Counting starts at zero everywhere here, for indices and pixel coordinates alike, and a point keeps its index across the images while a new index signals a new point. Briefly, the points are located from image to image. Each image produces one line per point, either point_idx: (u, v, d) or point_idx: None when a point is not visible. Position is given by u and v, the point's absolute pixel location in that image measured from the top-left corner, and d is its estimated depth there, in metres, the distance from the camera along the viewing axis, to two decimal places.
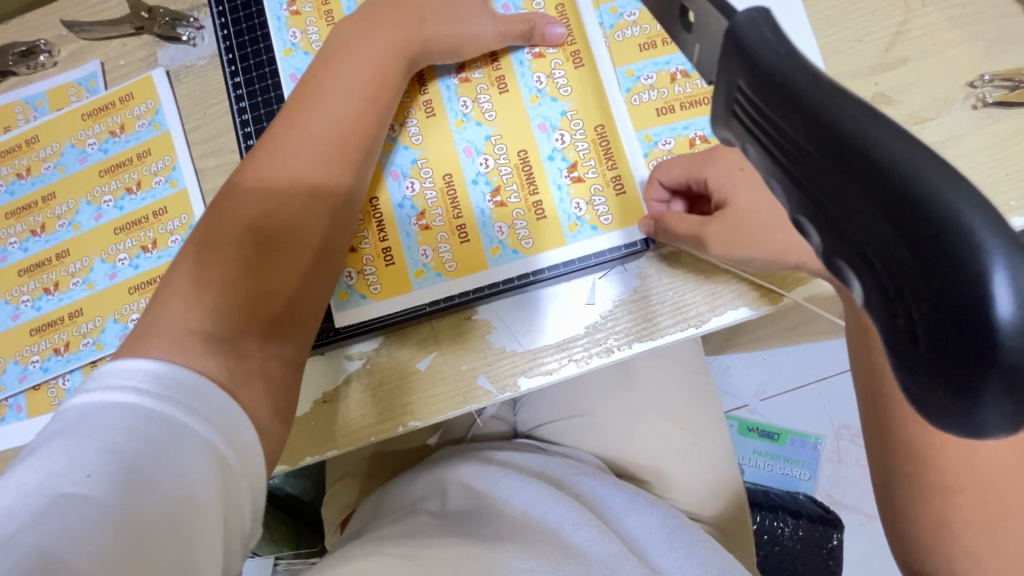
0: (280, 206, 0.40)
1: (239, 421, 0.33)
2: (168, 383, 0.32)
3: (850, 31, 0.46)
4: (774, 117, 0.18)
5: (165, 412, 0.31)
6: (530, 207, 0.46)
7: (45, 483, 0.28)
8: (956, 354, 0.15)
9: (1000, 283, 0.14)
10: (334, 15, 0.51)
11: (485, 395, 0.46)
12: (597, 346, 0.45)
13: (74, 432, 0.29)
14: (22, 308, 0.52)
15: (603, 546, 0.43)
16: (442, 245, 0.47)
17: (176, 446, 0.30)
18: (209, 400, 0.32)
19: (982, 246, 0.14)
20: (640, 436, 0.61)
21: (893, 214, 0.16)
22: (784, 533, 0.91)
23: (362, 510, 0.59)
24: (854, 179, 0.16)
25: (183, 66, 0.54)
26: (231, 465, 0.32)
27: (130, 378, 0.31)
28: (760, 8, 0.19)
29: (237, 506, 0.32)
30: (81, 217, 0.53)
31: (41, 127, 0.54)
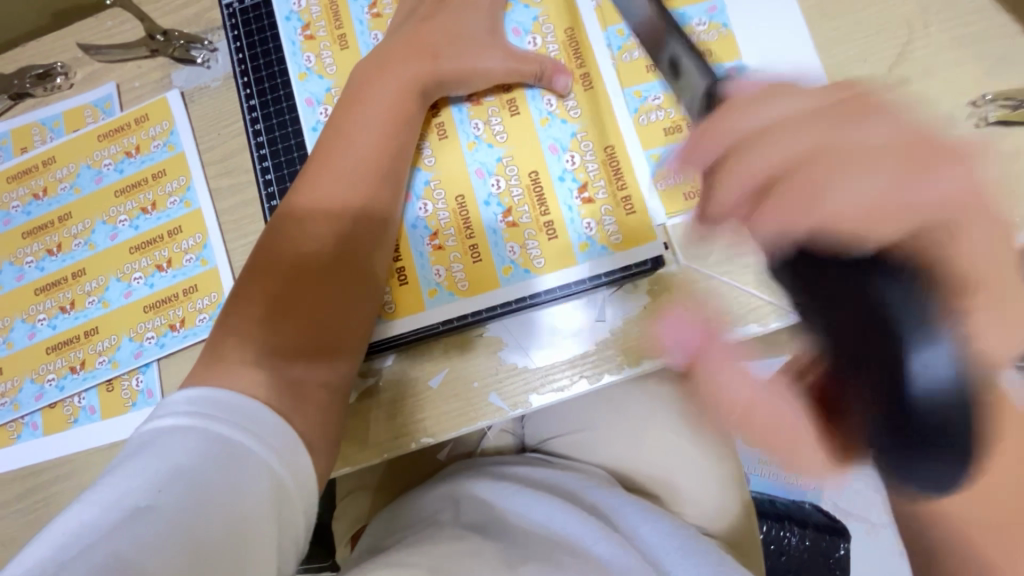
0: (314, 240, 0.44)
1: (291, 440, 0.36)
2: (227, 408, 0.35)
3: (853, 51, 0.47)
4: (822, 297, 0.29)
5: (227, 434, 0.34)
6: (541, 227, 0.47)
7: (124, 499, 0.31)
8: (935, 439, 0.25)
9: (930, 365, 0.25)
10: (347, 39, 0.53)
11: (497, 411, 0.46)
12: (607, 362, 0.46)
13: (148, 453, 0.33)
14: (38, 326, 0.53)
15: (623, 558, 0.45)
16: (455, 265, 0.48)
17: (238, 464, 0.33)
18: (263, 423, 0.36)
19: (916, 354, 0.26)
20: (649, 449, 0.62)
21: (882, 338, 0.27)
22: (791, 542, 0.95)
23: (372, 526, 0.59)
24: (860, 327, 0.28)
25: (196, 87, 0.55)
26: (284, 481, 0.35)
27: (193, 405, 0.35)
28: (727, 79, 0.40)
29: (291, 520, 0.35)
30: (97, 237, 0.53)
31: (58, 148, 0.55)
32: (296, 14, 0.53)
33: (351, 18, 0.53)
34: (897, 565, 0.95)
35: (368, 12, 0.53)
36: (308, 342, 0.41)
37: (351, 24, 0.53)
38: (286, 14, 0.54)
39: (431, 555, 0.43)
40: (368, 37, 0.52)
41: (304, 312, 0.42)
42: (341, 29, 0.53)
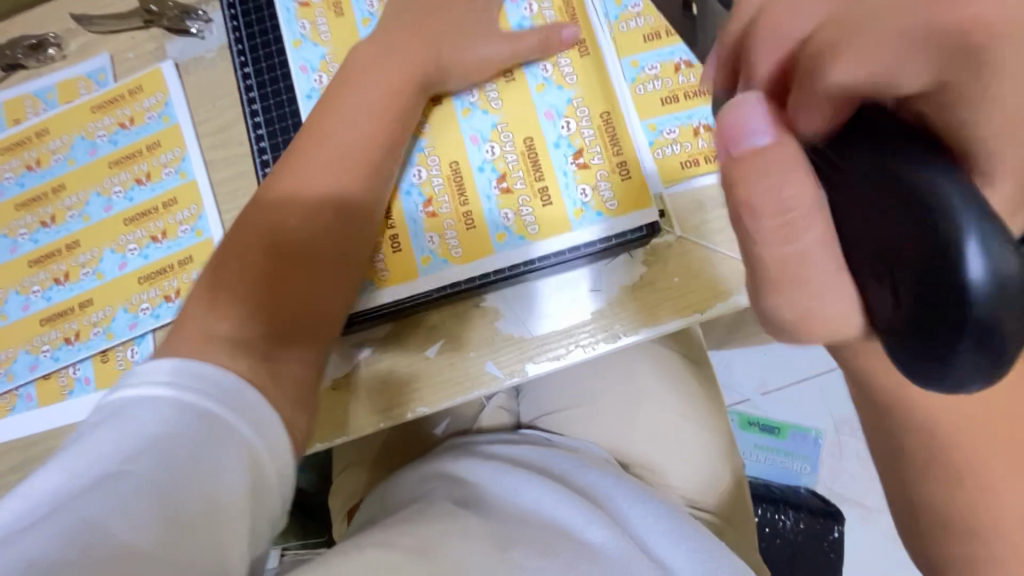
0: (302, 219, 0.44)
1: (266, 413, 0.37)
2: (202, 379, 0.36)
3: None
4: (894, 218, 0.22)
5: (203, 404, 0.35)
6: (534, 194, 0.47)
7: (94, 464, 0.31)
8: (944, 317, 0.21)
9: (974, 253, 0.20)
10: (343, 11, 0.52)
11: (492, 379, 0.46)
12: (603, 331, 0.46)
13: (118, 421, 0.33)
14: (32, 298, 0.53)
15: (613, 542, 0.44)
16: (448, 232, 0.47)
17: (213, 433, 0.34)
18: (238, 395, 0.36)
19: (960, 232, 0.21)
20: (642, 423, 0.62)
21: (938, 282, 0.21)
22: (785, 525, 0.95)
23: (368, 503, 0.60)
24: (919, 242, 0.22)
25: (191, 59, 0.54)
26: (258, 452, 0.35)
27: (166, 376, 0.35)
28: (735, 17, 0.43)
29: (265, 492, 0.35)
30: (91, 209, 0.53)
31: (51, 120, 0.55)
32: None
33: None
34: (889, 548, 0.96)
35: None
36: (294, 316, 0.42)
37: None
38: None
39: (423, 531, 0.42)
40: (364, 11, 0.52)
41: (299, 295, 0.43)
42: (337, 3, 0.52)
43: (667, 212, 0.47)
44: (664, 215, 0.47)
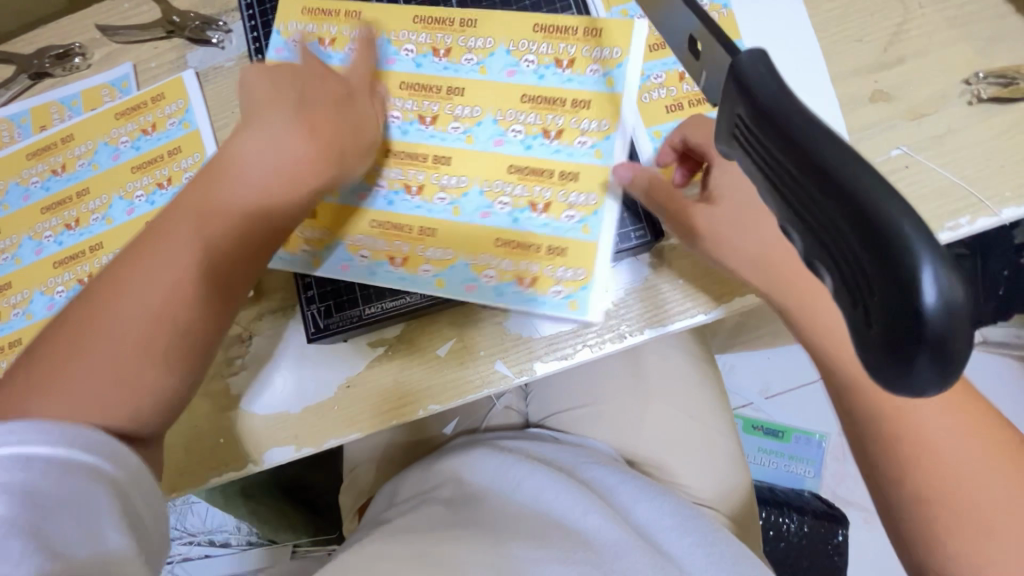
0: (245, 232, 0.41)
1: (124, 451, 0.34)
2: (44, 433, 0.31)
3: (849, 32, 0.48)
4: (784, 162, 0.19)
5: (49, 460, 0.31)
6: (566, 181, 0.48)
7: None
8: (904, 316, 0.16)
9: (930, 274, 0.15)
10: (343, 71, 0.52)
11: (501, 378, 0.48)
12: (610, 331, 0.47)
13: None
14: (56, 298, 0.54)
15: (612, 533, 0.45)
16: (569, 204, 0.47)
17: (76, 483, 0.31)
18: (91, 440, 0.33)
19: (913, 245, 0.16)
20: (648, 422, 0.64)
21: (869, 246, 0.16)
22: (789, 528, 0.95)
23: (378, 500, 0.61)
24: (832, 201, 0.17)
25: (211, 67, 0.56)
26: (125, 486, 0.33)
27: (12, 438, 0.30)
28: (760, 50, 0.21)
29: (142, 526, 0.34)
30: (115, 212, 0.55)
31: (76, 126, 0.57)
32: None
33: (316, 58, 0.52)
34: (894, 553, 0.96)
35: (319, 41, 0.53)
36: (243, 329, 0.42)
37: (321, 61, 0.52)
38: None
39: (422, 540, 0.44)
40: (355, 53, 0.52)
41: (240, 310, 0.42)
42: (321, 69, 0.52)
43: None
44: None
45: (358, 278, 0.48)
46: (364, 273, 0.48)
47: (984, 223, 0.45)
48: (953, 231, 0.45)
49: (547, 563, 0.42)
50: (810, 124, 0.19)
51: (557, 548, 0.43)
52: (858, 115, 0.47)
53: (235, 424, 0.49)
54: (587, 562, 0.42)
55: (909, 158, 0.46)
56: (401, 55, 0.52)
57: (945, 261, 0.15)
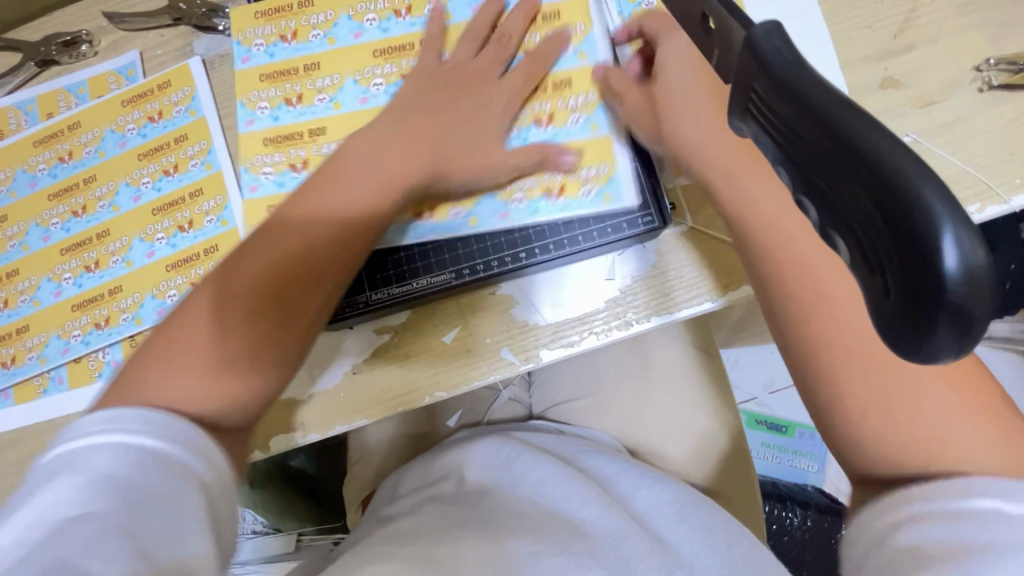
0: (301, 230, 0.41)
1: (209, 449, 0.33)
2: (143, 422, 0.31)
3: (859, 18, 0.48)
4: (798, 136, 0.19)
5: (148, 447, 0.31)
6: (561, 90, 0.48)
7: (45, 517, 0.28)
8: (921, 281, 0.16)
9: (948, 238, 0.15)
10: (318, 64, 0.51)
11: (507, 365, 0.48)
12: (616, 319, 0.47)
13: (64, 473, 0.29)
14: (64, 285, 0.55)
15: (610, 521, 0.45)
16: (578, 99, 0.47)
17: (163, 468, 0.30)
18: (184, 436, 0.32)
19: (930, 209, 0.15)
20: (653, 413, 0.64)
21: (885, 214, 0.16)
22: (791, 522, 0.98)
23: (379, 494, 0.62)
24: (847, 171, 0.17)
25: (217, 55, 0.56)
26: (210, 483, 0.32)
27: (105, 424, 0.31)
28: (775, 22, 0.21)
29: (223, 528, 0.32)
30: (121, 199, 0.55)
31: (82, 113, 0.57)
32: (244, 102, 0.52)
33: (284, 59, 0.52)
34: None
35: (281, 39, 0.52)
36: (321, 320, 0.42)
37: (289, 60, 0.52)
38: (245, 116, 0.52)
39: (420, 543, 0.44)
40: (323, 42, 0.52)
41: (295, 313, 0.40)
42: (296, 67, 0.51)
43: (679, 205, 0.48)
44: (676, 206, 0.48)
45: (394, 244, 0.47)
46: (399, 238, 0.47)
47: (993, 211, 0.44)
48: None
49: (549, 554, 0.41)
50: (826, 92, 0.18)
51: (553, 540, 0.42)
52: (866, 102, 0.47)
53: (291, 413, 0.49)
54: (584, 553, 0.41)
55: (918, 145, 0.46)
56: (366, 26, 0.51)
57: (966, 224, 0.15)
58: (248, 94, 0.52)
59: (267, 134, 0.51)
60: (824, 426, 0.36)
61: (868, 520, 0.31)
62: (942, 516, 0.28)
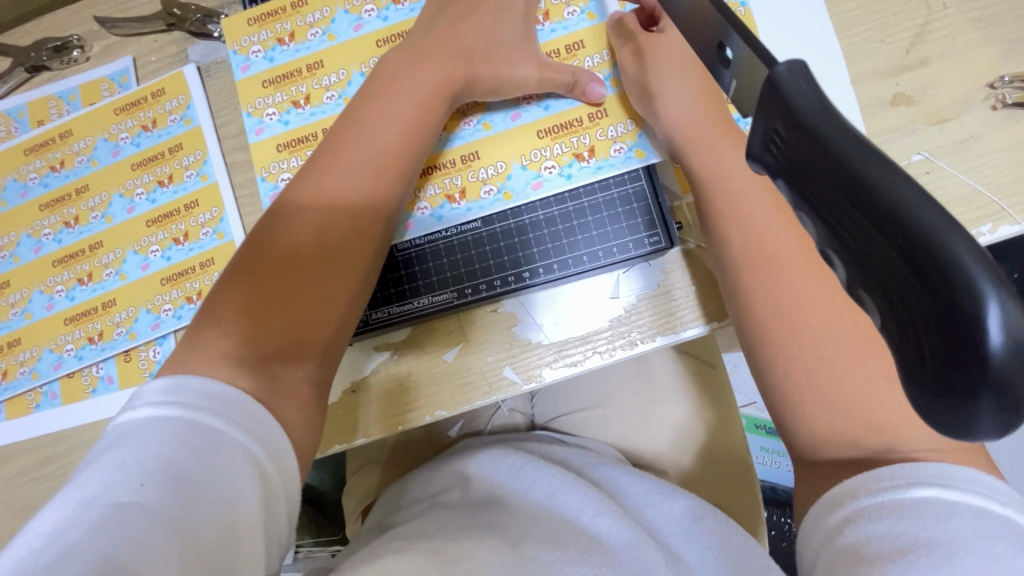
0: (311, 223, 0.40)
1: (268, 423, 0.35)
2: (202, 396, 0.33)
3: (872, 31, 0.47)
4: (825, 184, 0.18)
5: (204, 421, 0.32)
6: (575, 52, 0.48)
7: (103, 493, 0.29)
8: (958, 352, 0.15)
9: (992, 312, 0.14)
10: (321, 61, 0.50)
11: (510, 385, 0.47)
12: (621, 339, 0.46)
13: (124, 446, 0.31)
14: (56, 298, 0.53)
15: (623, 533, 0.44)
16: (590, 62, 0.48)
17: (217, 447, 0.32)
18: (244, 410, 0.34)
19: (973, 280, 0.15)
20: (656, 427, 0.63)
21: (920, 278, 0.15)
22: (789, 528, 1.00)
23: (382, 503, 0.61)
24: (878, 228, 0.16)
25: (213, 62, 0.55)
26: (263, 462, 0.33)
27: (169, 395, 0.33)
28: (799, 62, 0.20)
29: (273, 515, 0.33)
30: (114, 210, 0.54)
31: (74, 121, 0.55)
32: (250, 111, 0.50)
33: (285, 62, 0.50)
34: None
35: (279, 42, 0.51)
36: (351, 314, 0.42)
37: (292, 61, 0.50)
38: (253, 126, 0.50)
39: (434, 540, 0.44)
40: (323, 39, 0.50)
41: (316, 297, 0.40)
42: (299, 68, 0.50)
43: (686, 223, 0.47)
44: (683, 225, 0.47)
45: (427, 228, 0.47)
46: (431, 222, 0.47)
47: (1005, 232, 0.44)
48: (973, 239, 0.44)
49: (564, 564, 0.40)
50: (856, 143, 0.18)
51: (572, 549, 0.42)
52: (877, 119, 0.46)
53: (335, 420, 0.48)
54: (602, 564, 0.40)
55: (930, 163, 0.45)
56: (365, 18, 0.50)
57: (1008, 293, 0.15)
58: (254, 102, 0.50)
59: (279, 140, 0.50)
60: (830, 456, 0.35)
61: (821, 515, 0.32)
62: (889, 509, 0.29)
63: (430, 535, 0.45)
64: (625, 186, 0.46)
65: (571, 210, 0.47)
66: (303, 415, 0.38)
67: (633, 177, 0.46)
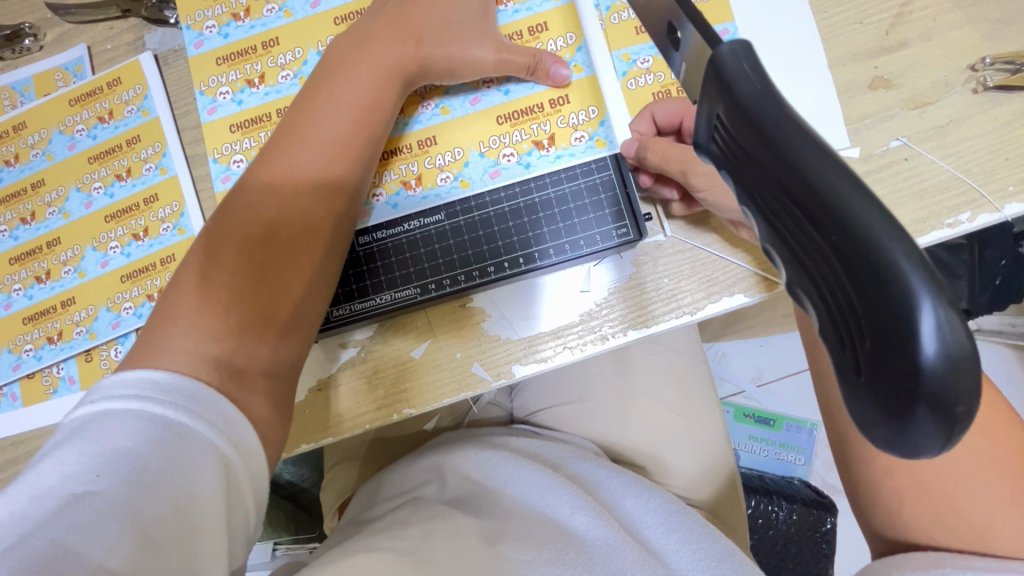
0: (261, 216, 0.39)
1: (234, 416, 0.33)
2: (163, 390, 0.32)
3: (849, 13, 0.45)
4: (769, 177, 0.17)
5: (165, 415, 0.31)
6: (538, 34, 0.46)
7: (58, 486, 0.28)
8: (894, 357, 0.14)
9: (926, 317, 0.13)
10: (277, 39, 0.48)
11: (481, 382, 0.45)
12: (591, 333, 0.45)
13: (80, 437, 0.30)
14: (14, 296, 0.52)
15: (600, 530, 0.43)
16: (554, 46, 0.46)
17: (177, 441, 0.30)
18: (208, 402, 0.33)
19: (909, 284, 0.14)
20: (636, 423, 0.62)
21: (859, 282, 0.14)
22: (778, 516, 0.87)
23: (359, 498, 0.60)
24: (818, 227, 0.15)
25: (171, 50, 0.53)
26: (229, 455, 0.32)
27: (131, 388, 0.31)
28: (743, 41, 0.18)
29: (238, 510, 0.32)
30: (71, 205, 0.52)
31: (28, 113, 0.53)
32: (203, 89, 0.48)
33: (239, 38, 0.48)
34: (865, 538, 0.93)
35: (234, 18, 0.49)
36: (311, 309, 0.40)
37: (247, 38, 0.48)
38: (206, 105, 0.48)
39: (409, 536, 0.43)
40: (280, 16, 0.48)
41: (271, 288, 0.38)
42: (253, 46, 0.48)
43: (657, 214, 0.46)
44: (653, 215, 0.46)
45: (383, 217, 0.46)
46: (386, 210, 0.46)
47: (985, 220, 0.42)
48: (952, 228, 0.42)
49: (539, 565, 0.39)
50: (799, 132, 0.16)
51: (549, 548, 0.41)
52: (855, 103, 0.44)
53: (298, 421, 0.46)
54: (578, 563, 0.40)
55: (909, 149, 0.43)
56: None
57: (945, 298, 0.14)
58: (206, 79, 0.48)
59: (232, 120, 0.48)
60: None
61: None
62: None
63: (397, 528, 0.44)
64: (591, 176, 0.45)
65: (537, 200, 0.45)
66: (269, 409, 0.37)
67: (600, 166, 0.45)
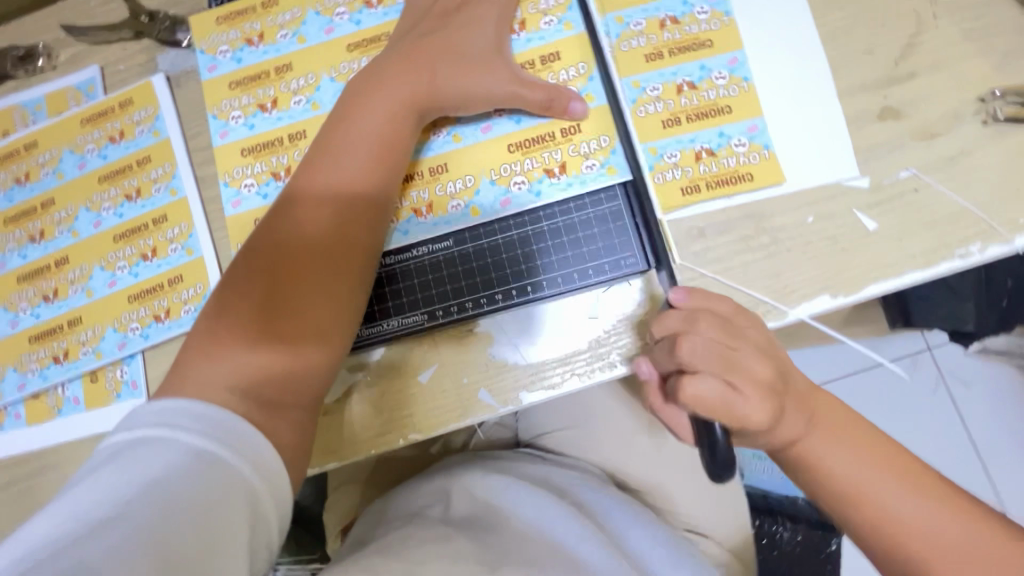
0: (279, 247, 0.39)
1: (260, 445, 0.33)
2: (194, 418, 0.32)
3: (858, 44, 0.45)
4: None
5: (194, 443, 0.31)
6: (550, 64, 0.47)
7: (88, 511, 0.28)
8: None
9: None
10: (290, 64, 0.48)
11: (487, 408, 0.45)
12: (600, 360, 0.44)
13: (114, 464, 0.30)
14: (21, 315, 0.52)
15: (608, 562, 0.43)
16: (565, 77, 0.47)
17: (204, 470, 0.30)
18: (235, 431, 0.32)
19: None
20: (641, 449, 0.61)
21: None
22: (783, 536, 0.87)
23: (362, 520, 0.59)
24: None
25: (183, 72, 0.53)
26: (254, 484, 0.31)
27: (163, 416, 0.32)
28: None
29: (262, 541, 0.32)
30: (80, 224, 0.52)
31: (40, 132, 0.54)
32: (215, 113, 0.49)
33: (252, 63, 0.49)
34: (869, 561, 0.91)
35: (248, 43, 0.49)
36: (326, 336, 0.39)
37: (260, 63, 0.49)
38: (218, 128, 0.49)
39: (415, 556, 0.41)
40: (293, 41, 0.48)
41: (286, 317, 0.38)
42: (266, 71, 0.48)
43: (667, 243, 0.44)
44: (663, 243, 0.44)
45: (393, 243, 0.46)
46: (397, 236, 0.46)
47: (996, 251, 0.42)
48: (963, 258, 0.42)
49: None
50: None
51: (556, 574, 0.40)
52: (865, 132, 0.44)
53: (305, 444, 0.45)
54: None
55: (919, 180, 0.43)
56: (337, 21, 0.48)
57: None
58: (219, 104, 0.49)
59: (244, 144, 0.48)
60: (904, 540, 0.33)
61: None
62: None
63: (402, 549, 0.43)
64: (600, 206, 0.45)
65: (548, 229, 0.45)
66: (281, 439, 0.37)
67: (609, 196, 0.45)
